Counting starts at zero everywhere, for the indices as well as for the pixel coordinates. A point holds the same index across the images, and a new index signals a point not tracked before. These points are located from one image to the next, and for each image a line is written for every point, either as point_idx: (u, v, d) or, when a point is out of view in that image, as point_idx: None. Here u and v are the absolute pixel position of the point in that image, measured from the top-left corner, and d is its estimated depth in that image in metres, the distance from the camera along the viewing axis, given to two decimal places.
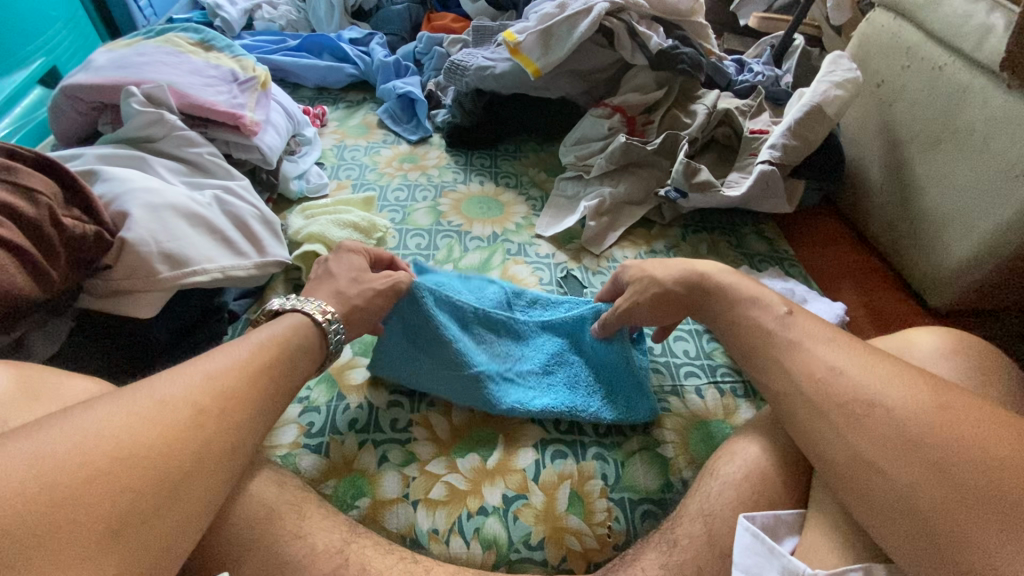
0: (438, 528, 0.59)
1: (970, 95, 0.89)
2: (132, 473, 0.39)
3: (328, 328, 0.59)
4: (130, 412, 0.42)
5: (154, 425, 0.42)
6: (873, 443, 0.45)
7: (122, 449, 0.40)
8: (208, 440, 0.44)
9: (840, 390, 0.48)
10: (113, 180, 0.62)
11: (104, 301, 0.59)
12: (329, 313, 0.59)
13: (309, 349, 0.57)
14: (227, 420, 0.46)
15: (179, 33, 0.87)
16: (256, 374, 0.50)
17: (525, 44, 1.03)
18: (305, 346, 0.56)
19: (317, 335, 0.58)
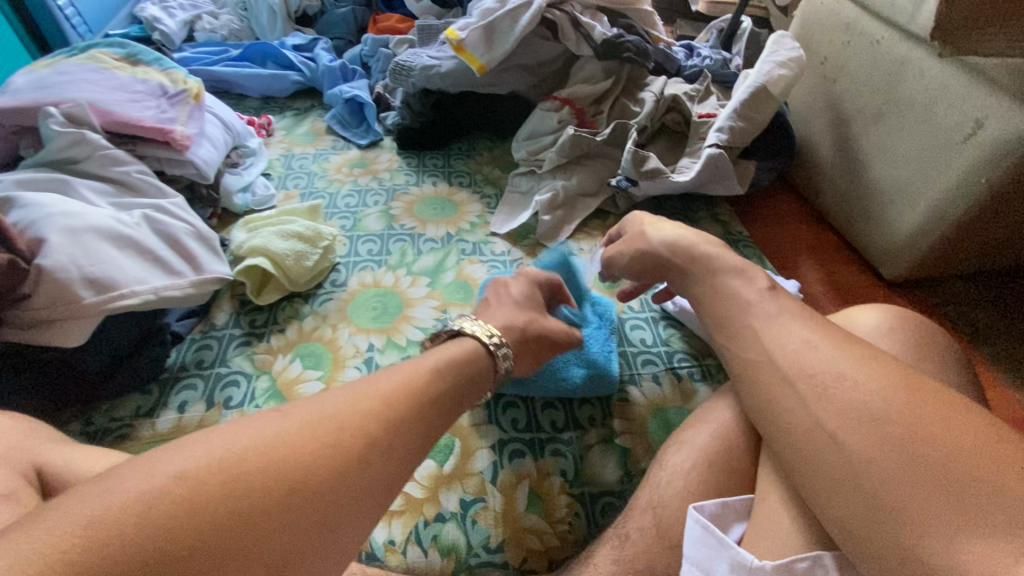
0: (394, 539, 0.58)
1: (907, 67, 0.90)
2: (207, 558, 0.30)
3: (497, 352, 0.56)
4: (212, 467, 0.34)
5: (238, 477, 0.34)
6: (798, 422, 0.45)
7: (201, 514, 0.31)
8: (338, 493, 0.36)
9: (767, 373, 0.48)
10: (28, 206, 0.59)
11: (24, 333, 0.57)
12: (496, 338, 0.57)
13: (478, 378, 0.53)
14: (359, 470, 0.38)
15: (104, 48, 0.84)
16: (395, 418, 0.41)
17: (468, 41, 1.01)
18: (455, 389, 0.49)
19: (487, 360, 0.55)
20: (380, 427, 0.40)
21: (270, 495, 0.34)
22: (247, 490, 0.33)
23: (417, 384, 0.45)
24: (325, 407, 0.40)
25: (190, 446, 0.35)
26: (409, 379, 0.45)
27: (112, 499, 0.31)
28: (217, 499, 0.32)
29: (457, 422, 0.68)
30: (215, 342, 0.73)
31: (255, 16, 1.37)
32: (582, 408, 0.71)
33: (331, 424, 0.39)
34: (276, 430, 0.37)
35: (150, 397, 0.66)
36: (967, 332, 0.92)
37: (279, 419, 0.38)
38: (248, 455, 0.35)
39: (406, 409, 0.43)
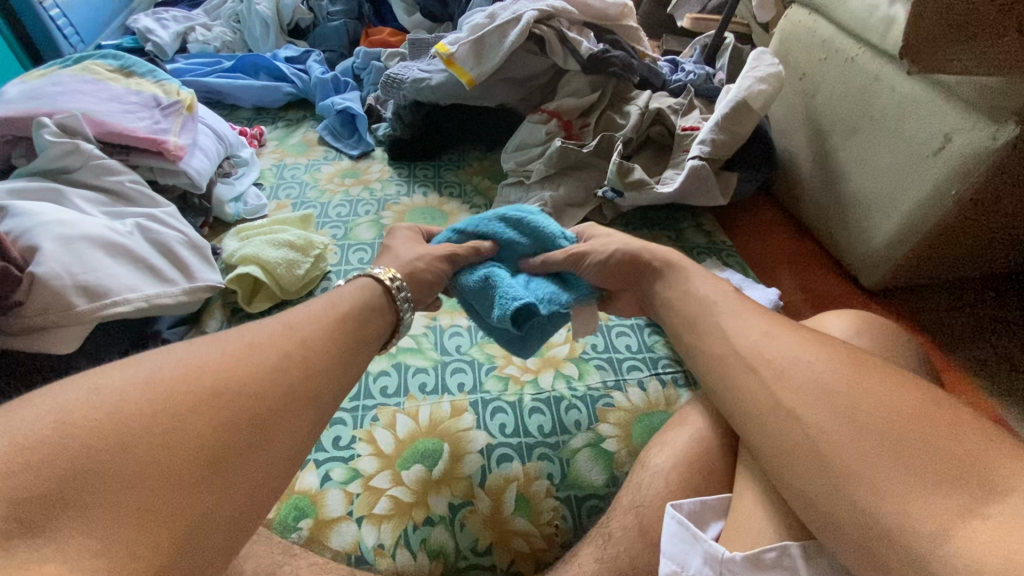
0: (384, 542, 0.59)
1: (880, 84, 0.94)
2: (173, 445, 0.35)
3: (396, 289, 0.57)
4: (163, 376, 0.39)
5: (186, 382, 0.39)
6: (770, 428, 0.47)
7: (157, 410, 0.36)
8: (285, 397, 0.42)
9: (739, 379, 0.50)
10: (21, 214, 0.60)
11: (12, 340, 0.56)
12: (397, 278, 0.58)
13: (377, 311, 0.55)
14: (301, 376, 0.45)
15: (97, 60, 0.85)
16: (307, 342, 0.47)
17: (458, 55, 1.04)
18: (355, 314, 0.52)
19: (385, 297, 0.57)
20: (295, 348, 0.46)
21: (197, 409, 0.37)
22: (175, 402, 0.37)
23: (322, 319, 0.49)
24: (230, 342, 0.44)
25: (123, 374, 0.38)
26: (316, 320, 0.49)
27: (72, 409, 0.34)
28: (148, 410, 0.36)
29: (446, 426, 0.70)
30: None
31: (249, 29, 1.38)
32: (569, 413, 0.72)
33: (244, 345, 0.44)
34: (205, 356, 0.42)
35: None
36: (943, 337, 0.95)
37: (190, 353, 0.42)
38: (197, 371, 0.40)
39: (317, 337, 0.47)
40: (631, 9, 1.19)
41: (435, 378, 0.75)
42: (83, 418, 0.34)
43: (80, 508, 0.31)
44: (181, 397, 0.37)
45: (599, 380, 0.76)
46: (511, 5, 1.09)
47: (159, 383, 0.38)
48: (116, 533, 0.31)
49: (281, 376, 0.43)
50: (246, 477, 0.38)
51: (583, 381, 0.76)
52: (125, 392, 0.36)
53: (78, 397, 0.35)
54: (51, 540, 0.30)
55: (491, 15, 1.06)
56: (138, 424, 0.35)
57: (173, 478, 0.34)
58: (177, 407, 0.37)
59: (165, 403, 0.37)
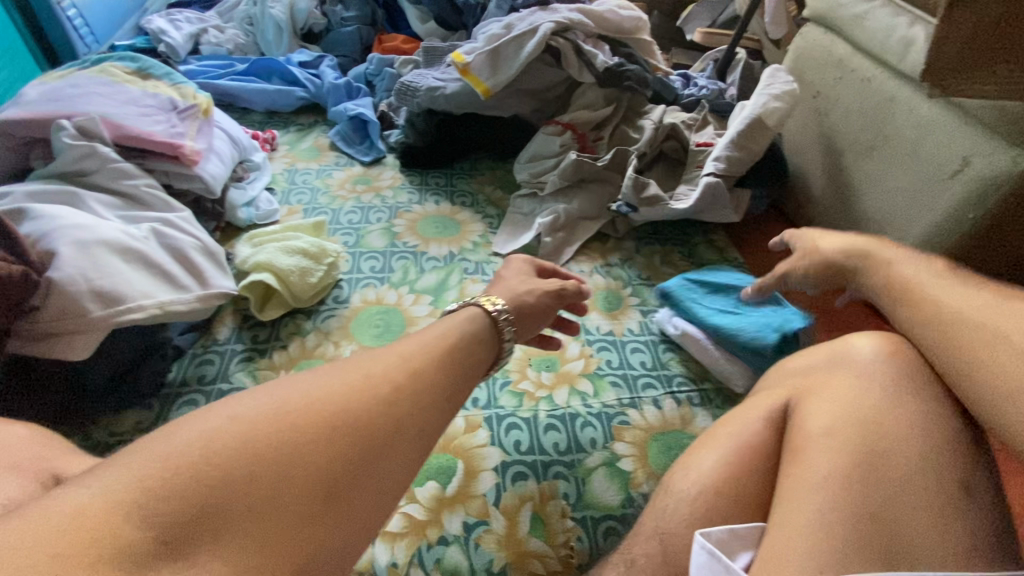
0: (397, 561, 0.58)
1: (897, 104, 0.94)
2: (289, 465, 0.35)
3: (498, 319, 0.56)
4: (266, 402, 0.37)
5: (286, 407, 0.37)
6: None
7: (268, 442, 0.35)
8: (401, 420, 0.40)
9: None
10: (41, 217, 0.59)
11: (30, 346, 0.57)
12: (498, 306, 0.57)
13: (481, 338, 0.53)
14: (418, 401, 0.42)
15: (115, 62, 0.84)
16: (420, 369, 0.44)
17: (474, 65, 1.04)
18: (464, 343, 0.50)
19: (488, 326, 0.55)
20: (405, 375, 0.43)
21: (316, 439, 0.36)
22: (279, 432, 0.35)
23: (435, 348, 0.47)
24: (396, 353, 0.44)
25: (230, 404, 0.37)
26: (422, 342, 0.47)
27: (185, 440, 0.33)
28: (257, 440, 0.34)
29: (461, 443, 0.68)
30: (216, 357, 0.73)
31: (261, 32, 1.38)
32: (584, 431, 0.71)
33: (361, 375, 0.41)
34: (319, 382, 0.40)
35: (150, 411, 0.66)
36: None
37: (336, 373, 0.41)
38: (299, 400, 0.38)
39: (430, 365, 0.45)
40: (646, 22, 1.19)
41: None
42: (193, 450, 0.33)
43: (212, 540, 0.31)
44: (300, 423, 0.36)
45: (614, 398, 0.75)
46: (528, 15, 1.09)
47: (288, 408, 0.37)
48: (251, 554, 0.32)
49: (385, 409, 0.40)
50: (361, 499, 0.37)
51: (598, 398, 0.75)
52: (226, 424, 0.35)
53: (222, 420, 0.35)
54: (186, 566, 0.30)
55: (508, 25, 1.06)
56: (254, 452, 0.34)
57: (298, 509, 0.34)
58: (316, 433, 0.36)
59: (267, 435, 0.35)
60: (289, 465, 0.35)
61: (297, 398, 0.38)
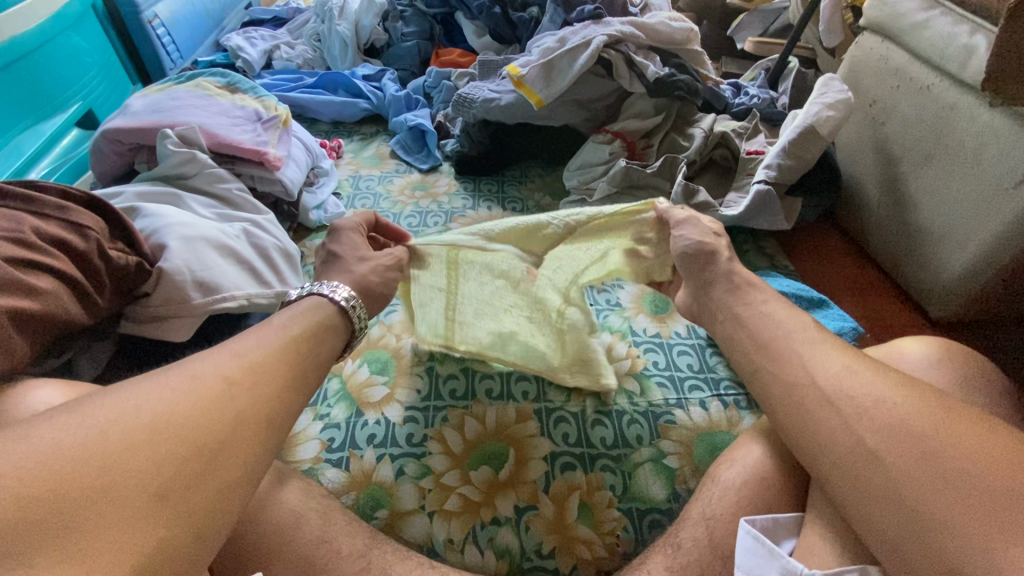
0: (453, 538, 0.62)
1: (958, 113, 0.92)
2: (138, 457, 0.36)
3: (350, 309, 0.59)
4: (137, 404, 0.39)
5: (148, 409, 0.39)
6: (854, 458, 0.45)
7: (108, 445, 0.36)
8: (243, 410, 0.44)
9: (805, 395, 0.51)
10: (151, 215, 0.67)
11: (141, 327, 0.64)
12: (350, 297, 0.60)
13: (333, 329, 0.57)
14: (259, 391, 0.46)
15: (208, 77, 0.94)
16: (260, 378, 0.47)
17: (528, 77, 1.08)
18: (310, 335, 0.54)
19: (339, 316, 0.59)
20: (242, 371, 0.46)
21: (146, 440, 0.38)
22: (175, 424, 0.39)
23: (288, 338, 0.52)
24: (216, 361, 0.46)
25: (59, 419, 0.37)
26: (263, 341, 0.50)
27: (18, 444, 0.34)
28: (97, 449, 0.35)
29: (512, 433, 0.72)
30: None
31: (329, 48, 1.48)
32: (631, 427, 0.74)
33: (189, 378, 0.43)
34: (148, 395, 0.40)
35: None
36: (1018, 376, 0.92)
37: (169, 380, 0.43)
38: (122, 420, 0.38)
39: (282, 366, 0.49)
40: (697, 34, 1.22)
41: (501, 384, 0.78)
42: (41, 447, 0.34)
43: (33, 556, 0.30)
44: (211, 410, 0.42)
45: (661, 398, 0.77)
46: (580, 29, 1.13)
47: (132, 414, 0.38)
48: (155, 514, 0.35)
49: (237, 406, 0.44)
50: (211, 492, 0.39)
51: (645, 398, 0.77)
52: (99, 420, 0.37)
53: (59, 421, 0.36)
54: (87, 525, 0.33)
55: (561, 39, 1.11)
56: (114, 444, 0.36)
57: (149, 502, 0.35)
58: (142, 434, 0.38)
59: (152, 425, 0.38)
60: (149, 454, 0.37)
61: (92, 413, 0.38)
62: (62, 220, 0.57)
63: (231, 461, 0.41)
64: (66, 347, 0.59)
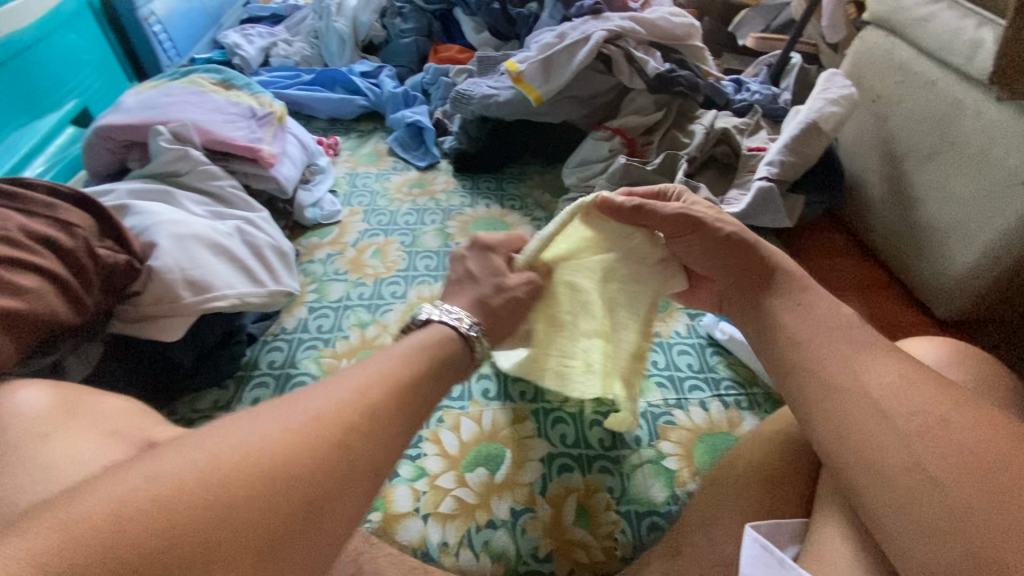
0: (448, 541, 0.61)
1: (963, 108, 0.91)
2: (249, 505, 0.35)
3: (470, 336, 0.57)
4: (262, 438, 0.38)
5: (261, 444, 0.38)
6: None
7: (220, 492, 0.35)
8: (360, 459, 0.41)
9: None
10: (142, 213, 0.66)
11: (131, 326, 0.62)
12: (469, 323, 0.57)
13: (456, 359, 0.55)
14: (373, 439, 0.43)
15: (202, 74, 0.93)
16: (373, 411, 0.44)
17: (526, 73, 1.08)
18: (433, 368, 0.51)
19: (462, 345, 0.56)
20: (361, 412, 0.43)
21: (258, 489, 0.36)
22: (262, 475, 0.36)
23: (390, 379, 0.47)
24: (302, 407, 0.42)
25: (120, 483, 0.33)
26: (383, 368, 0.48)
27: (140, 476, 0.34)
28: (202, 483, 0.35)
29: (509, 433, 0.71)
30: (285, 344, 0.79)
31: (326, 44, 1.47)
32: (630, 428, 0.72)
33: (310, 418, 0.41)
34: (264, 427, 0.39)
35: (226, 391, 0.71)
36: None
37: (248, 428, 0.39)
38: (223, 455, 0.37)
39: (383, 401, 0.45)
40: (698, 29, 1.20)
41: (498, 384, 0.77)
42: (109, 510, 0.31)
43: None
44: (305, 455, 0.39)
45: (660, 398, 0.76)
46: (580, 24, 1.11)
47: (212, 469, 0.35)
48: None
49: (340, 454, 0.40)
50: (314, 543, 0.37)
51: (644, 398, 0.76)
52: (183, 479, 0.34)
53: (140, 479, 0.34)
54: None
55: (560, 34, 1.09)
56: (230, 493, 0.35)
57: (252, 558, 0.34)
58: (255, 480, 0.36)
59: (233, 481, 0.35)
60: (257, 506, 0.35)
61: (165, 469, 0.35)
62: (50, 218, 0.57)
63: (338, 511, 0.39)
64: (53, 348, 0.58)
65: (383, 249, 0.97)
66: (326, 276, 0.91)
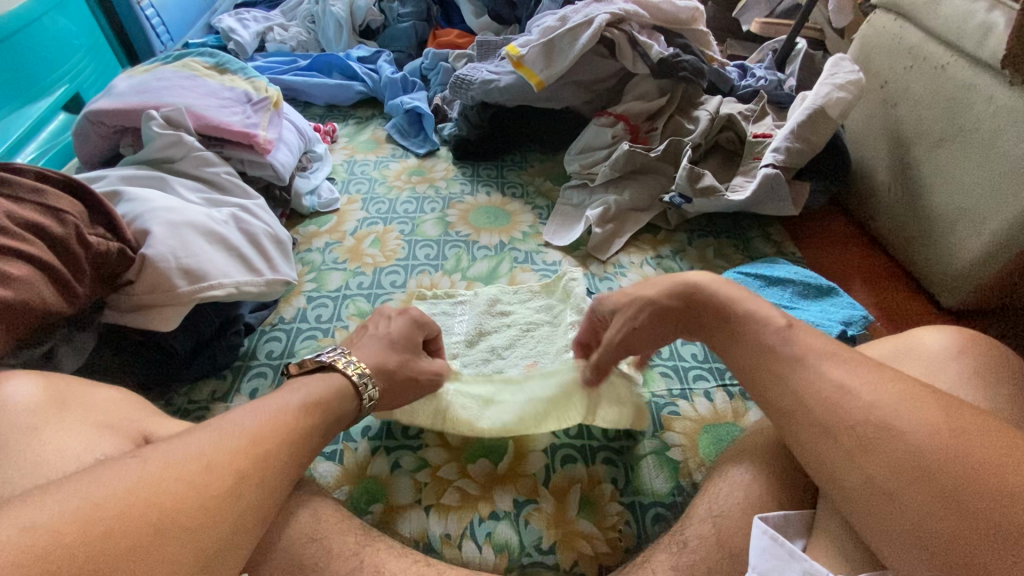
0: (450, 532, 0.60)
1: (974, 94, 0.89)
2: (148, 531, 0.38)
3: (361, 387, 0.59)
4: (165, 471, 0.41)
5: (172, 480, 0.41)
6: (886, 470, 0.43)
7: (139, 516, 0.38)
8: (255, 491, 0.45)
9: None
10: (135, 200, 0.64)
11: (125, 316, 0.61)
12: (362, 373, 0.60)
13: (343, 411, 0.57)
14: (271, 468, 0.47)
15: (196, 58, 0.90)
16: (268, 453, 0.47)
17: (528, 57, 1.05)
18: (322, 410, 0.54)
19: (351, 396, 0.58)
20: (252, 450, 0.46)
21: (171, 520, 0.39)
22: (182, 495, 0.41)
23: (296, 416, 0.51)
24: (215, 431, 0.46)
25: (54, 499, 0.37)
26: (275, 417, 0.50)
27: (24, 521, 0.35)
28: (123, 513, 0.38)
29: None
30: (283, 334, 0.78)
31: (323, 29, 1.44)
32: None
33: (201, 464, 0.43)
34: (162, 462, 0.42)
35: (224, 382, 0.71)
36: None
37: (165, 451, 0.43)
38: (118, 497, 0.39)
39: (288, 436, 0.49)
40: (703, 12, 1.17)
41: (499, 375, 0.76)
42: (59, 523, 0.35)
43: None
44: (226, 470, 0.44)
45: (664, 388, 0.75)
46: (583, 7, 1.09)
47: (137, 493, 0.39)
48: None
49: (239, 488, 0.44)
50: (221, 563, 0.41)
51: (648, 388, 0.75)
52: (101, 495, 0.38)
53: (74, 494, 0.38)
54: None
55: (562, 17, 1.07)
56: (133, 521, 0.38)
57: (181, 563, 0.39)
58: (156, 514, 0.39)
59: (160, 500, 0.40)
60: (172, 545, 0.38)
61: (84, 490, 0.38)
62: (38, 204, 0.55)
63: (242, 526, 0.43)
64: (46, 338, 0.56)
65: (383, 238, 0.95)
66: (325, 265, 0.89)
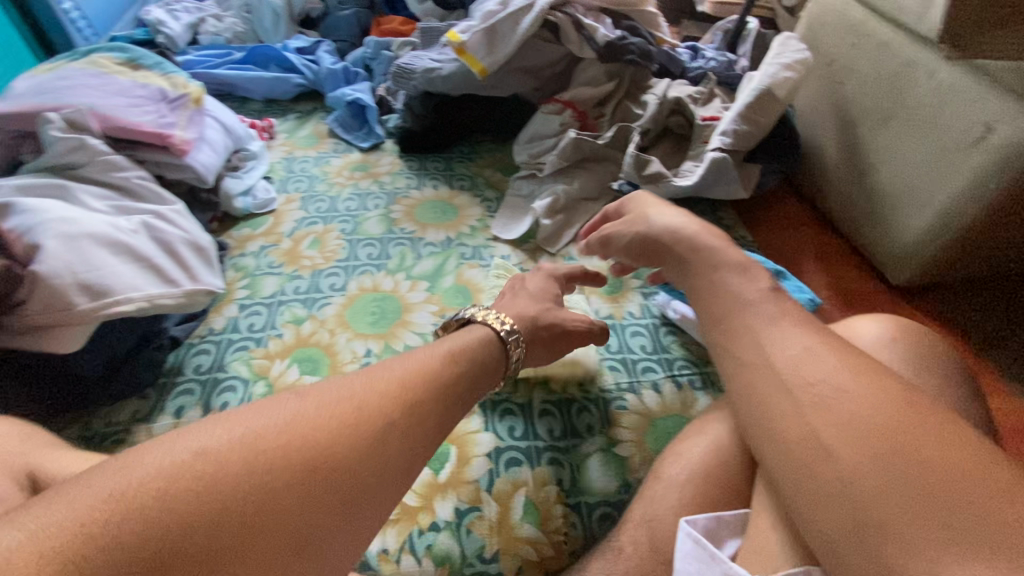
0: (388, 548, 0.58)
1: (916, 70, 0.88)
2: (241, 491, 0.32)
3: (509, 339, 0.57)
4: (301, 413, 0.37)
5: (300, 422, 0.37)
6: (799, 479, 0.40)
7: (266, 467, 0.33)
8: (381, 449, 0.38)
9: (740, 369, 0.46)
10: (27, 212, 0.59)
11: (20, 339, 0.56)
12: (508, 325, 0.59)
13: (487, 363, 0.53)
14: (406, 423, 0.40)
15: (105, 53, 0.84)
16: (411, 398, 0.41)
17: (469, 43, 1.00)
18: (471, 370, 0.49)
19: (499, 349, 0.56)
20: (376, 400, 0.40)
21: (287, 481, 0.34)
22: (298, 461, 0.35)
23: (435, 371, 0.45)
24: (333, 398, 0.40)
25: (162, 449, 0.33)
26: (425, 365, 0.45)
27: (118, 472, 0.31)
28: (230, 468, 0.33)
29: (454, 429, 0.68)
30: (212, 346, 0.74)
31: (260, 19, 1.37)
32: (580, 416, 0.70)
33: (349, 405, 0.39)
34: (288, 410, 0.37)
35: (147, 401, 0.67)
36: (975, 340, 0.90)
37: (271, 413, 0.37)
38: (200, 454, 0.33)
39: (426, 395, 0.42)
40: None
41: None
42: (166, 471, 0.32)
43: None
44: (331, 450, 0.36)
45: (613, 382, 0.74)
46: None
47: (282, 433, 0.36)
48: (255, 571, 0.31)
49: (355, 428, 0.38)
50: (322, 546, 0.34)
51: (596, 384, 0.73)
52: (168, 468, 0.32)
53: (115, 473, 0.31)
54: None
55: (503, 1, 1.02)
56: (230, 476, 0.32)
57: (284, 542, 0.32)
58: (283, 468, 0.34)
59: (258, 459, 0.34)
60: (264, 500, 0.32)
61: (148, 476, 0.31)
62: None
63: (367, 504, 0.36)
64: None
65: (322, 239, 0.91)
66: (259, 269, 0.85)
